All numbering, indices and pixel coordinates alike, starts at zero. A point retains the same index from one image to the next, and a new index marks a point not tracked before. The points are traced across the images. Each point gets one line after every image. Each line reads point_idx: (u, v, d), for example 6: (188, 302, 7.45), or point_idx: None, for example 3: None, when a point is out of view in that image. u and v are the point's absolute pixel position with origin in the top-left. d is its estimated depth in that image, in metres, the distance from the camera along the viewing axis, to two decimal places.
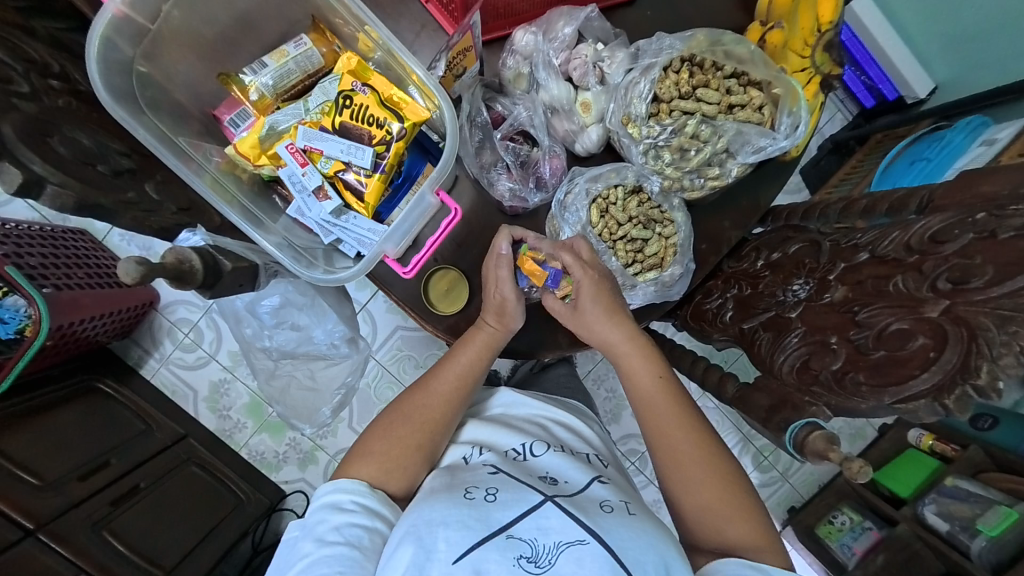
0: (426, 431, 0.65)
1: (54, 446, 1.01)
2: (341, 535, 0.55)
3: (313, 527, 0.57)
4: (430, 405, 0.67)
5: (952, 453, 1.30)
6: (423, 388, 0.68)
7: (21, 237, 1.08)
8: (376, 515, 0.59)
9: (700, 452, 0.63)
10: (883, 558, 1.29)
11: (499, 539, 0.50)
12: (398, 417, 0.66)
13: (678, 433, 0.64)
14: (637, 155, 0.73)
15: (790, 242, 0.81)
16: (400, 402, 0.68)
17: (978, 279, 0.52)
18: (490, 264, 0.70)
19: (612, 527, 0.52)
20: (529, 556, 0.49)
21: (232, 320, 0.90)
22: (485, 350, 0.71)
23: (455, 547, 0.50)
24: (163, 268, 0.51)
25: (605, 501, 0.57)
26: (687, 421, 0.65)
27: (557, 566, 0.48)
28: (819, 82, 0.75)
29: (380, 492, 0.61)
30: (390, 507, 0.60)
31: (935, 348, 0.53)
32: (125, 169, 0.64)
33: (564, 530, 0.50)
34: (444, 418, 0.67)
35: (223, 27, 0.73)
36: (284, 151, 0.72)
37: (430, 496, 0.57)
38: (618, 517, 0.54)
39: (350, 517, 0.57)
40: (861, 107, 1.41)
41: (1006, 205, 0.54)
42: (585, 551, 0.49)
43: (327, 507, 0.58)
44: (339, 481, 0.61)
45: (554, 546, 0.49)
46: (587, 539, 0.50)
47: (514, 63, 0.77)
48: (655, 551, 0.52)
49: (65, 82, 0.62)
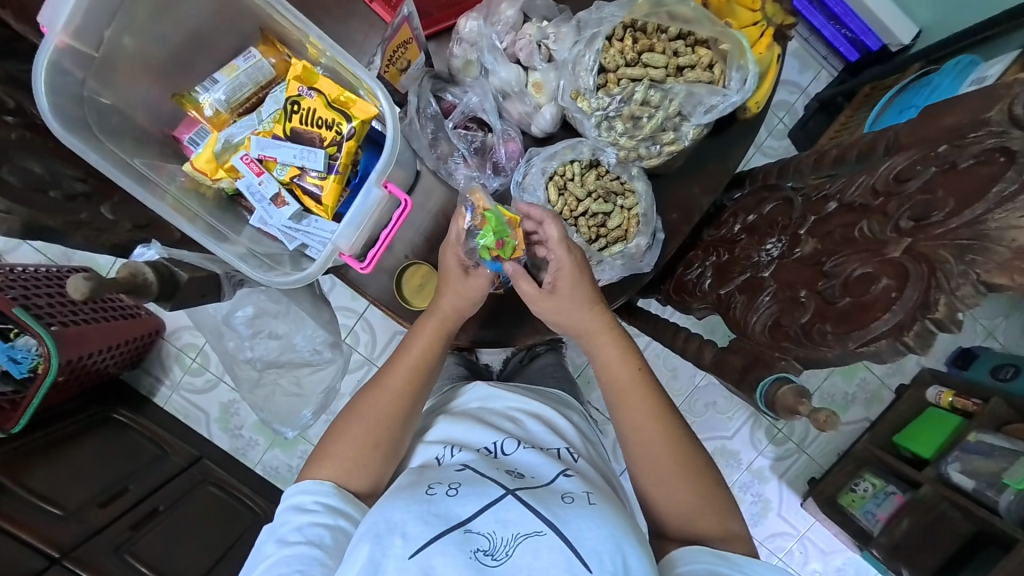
0: (382, 429, 0.66)
1: (72, 478, 1.04)
2: (302, 535, 0.58)
3: (278, 528, 0.60)
4: (385, 401, 0.68)
5: (974, 408, 1.24)
6: (380, 386, 0.69)
7: (26, 279, 1.11)
8: (339, 513, 0.61)
9: (670, 444, 0.64)
10: (908, 522, 1.25)
11: (457, 533, 0.53)
12: (355, 415, 0.67)
13: (651, 424, 0.64)
14: (591, 129, 0.71)
15: (764, 203, 0.79)
16: (354, 403, 0.69)
17: (939, 213, 0.50)
18: (447, 252, 0.70)
19: (571, 518, 0.54)
20: (486, 550, 0.52)
21: (214, 335, 0.92)
22: (435, 338, 0.72)
23: (412, 542, 0.53)
24: (117, 282, 0.53)
25: (568, 493, 0.59)
26: (660, 418, 0.65)
27: (513, 558, 0.51)
28: (772, 34, 0.73)
29: (343, 491, 0.63)
30: (354, 505, 0.62)
31: (897, 288, 0.52)
32: (80, 194, 0.66)
33: (523, 523, 0.53)
34: (401, 414, 0.68)
35: (173, 48, 0.74)
36: (240, 162, 0.73)
37: (392, 494, 0.60)
38: (579, 507, 0.56)
39: (312, 517, 0.60)
40: (846, 62, 1.36)
41: (966, 133, 0.50)
42: (542, 542, 0.51)
43: (291, 509, 0.61)
44: (305, 483, 0.63)
45: (511, 539, 0.52)
46: (545, 531, 0.52)
47: (461, 51, 0.75)
48: (611, 540, 0.53)
49: (22, 116, 0.63)
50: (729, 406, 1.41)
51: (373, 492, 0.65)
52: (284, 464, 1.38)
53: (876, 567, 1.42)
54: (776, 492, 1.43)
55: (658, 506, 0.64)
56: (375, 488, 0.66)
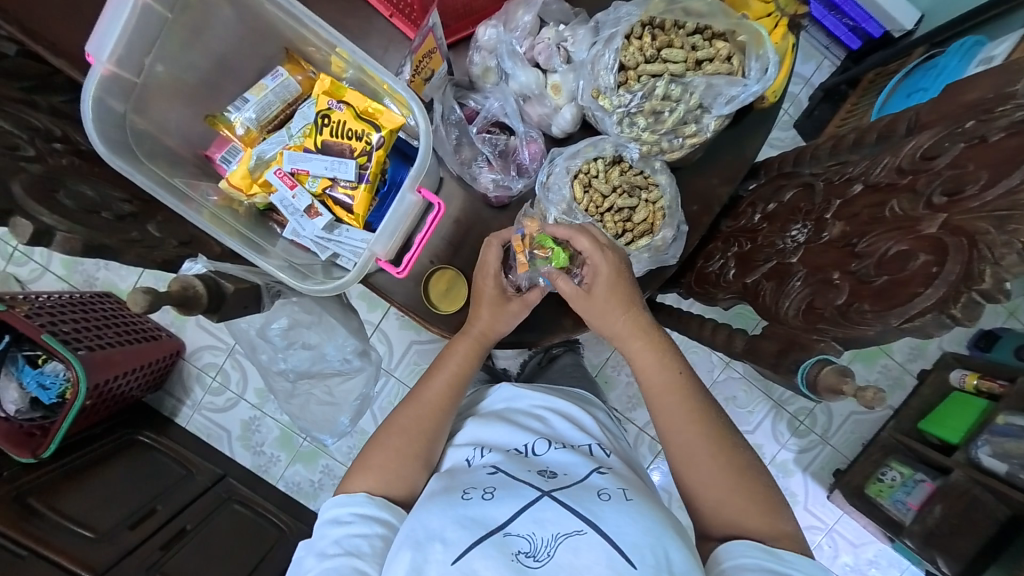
0: (419, 440, 0.67)
1: (103, 502, 1.05)
2: (341, 547, 0.59)
3: (317, 543, 0.60)
4: (419, 415, 0.69)
5: (1000, 389, 1.23)
6: (419, 398, 0.70)
7: (52, 307, 1.12)
8: (375, 520, 0.61)
9: (715, 456, 0.63)
10: (942, 509, 1.21)
11: (496, 537, 0.53)
12: (393, 429, 0.68)
13: (693, 426, 0.64)
14: (612, 126, 0.72)
15: (784, 190, 0.80)
16: (391, 419, 0.69)
17: (972, 186, 0.51)
18: (485, 275, 0.72)
19: (609, 515, 0.54)
20: (528, 551, 0.52)
21: (248, 347, 0.93)
22: (472, 355, 0.74)
23: (453, 547, 0.53)
24: (169, 296, 0.55)
25: (603, 489, 0.59)
26: (704, 424, 0.64)
27: (555, 558, 0.52)
28: (786, 24, 0.74)
29: (378, 498, 0.63)
30: (391, 510, 0.63)
31: (937, 263, 0.52)
32: (127, 214, 0.67)
33: (562, 522, 0.54)
34: (436, 424, 0.69)
35: (204, 72, 0.76)
36: (274, 177, 0.75)
37: (428, 500, 0.60)
38: (616, 504, 0.56)
39: (348, 528, 0.60)
40: (848, 51, 1.37)
41: (992, 107, 0.52)
42: (582, 541, 0.52)
43: (328, 523, 0.62)
44: (339, 496, 0.64)
45: (552, 539, 0.53)
46: (584, 529, 0.53)
47: (480, 59, 0.78)
48: (652, 534, 0.53)
49: (68, 143, 0.66)
50: (749, 398, 1.41)
51: (412, 496, 0.66)
52: (306, 479, 1.38)
53: (909, 558, 1.40)
54: (802, 486, 1.41)
55: (696, 504, 0.64)
56: (412, 494, 0.66)
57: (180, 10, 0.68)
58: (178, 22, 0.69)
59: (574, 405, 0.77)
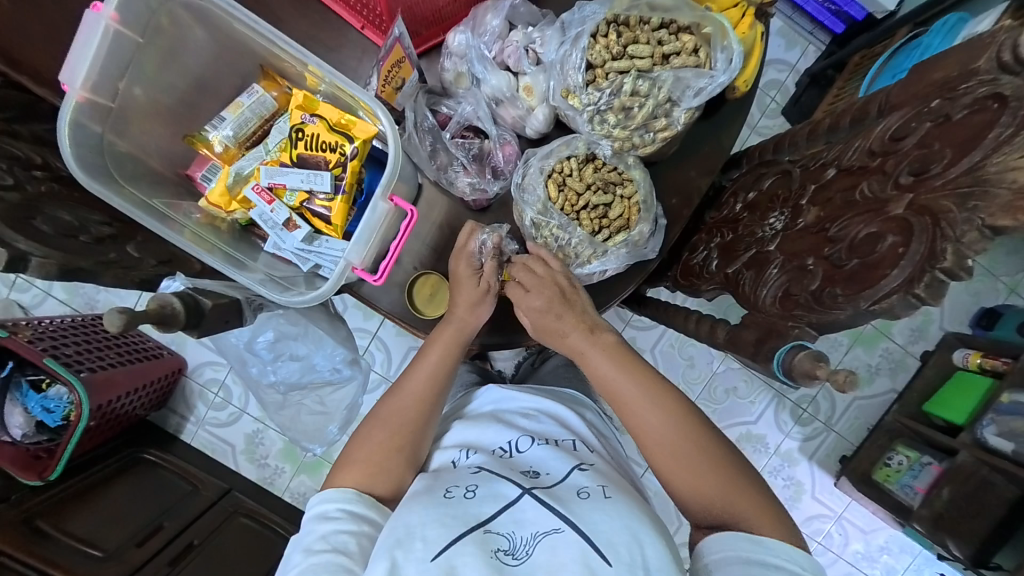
0: (403, 435, 0.68)
1: (109, 521, 1.06)
2: (327, 543, 0.59)
3: (303, 538, 0.60)
4: (404, 408, 0.69)
5: (1003, 367, 1.19)
6: (401, 392, 0.71)
7: (53, 332, 1.14)
8: (361, 519, 0.62)
9: (674, 432, 0.63)
10: (948, 491, 1.19)
11: (477, 533, 0.54)
12: (377, 423, 0.68)
13: (644, 402, 0.64)
14: (583, 124, 0.73)
15: (763, 178, 0.80)
16: (376, 412, 0.70)
17: (937, 165, 0.51)
18: (459, 260, 0.75)
19: (587, 512, 0.55)
20: (507, 549, 0.53)
21: (238, 362, 0.96)
22: (452, 347, 0.73)
23: (433, 544, 0.53)
24: (146, 314, 0.56)
25: (582, 488, 0.59)
26: (662, 401, 0.64)
27: (533, 557, 0.52)
28: (753, 13, 0.74)
29: (366, 496, 0.64)
30: (377, 509, 0.63)
31: (903, 243, 0.52)
32: (106, 236, 0.69)
33: (541, 521, 0.55)
34: (420, 419, 0.69)
35: (181, 92, 0.77)
36: (252, 193, 0.77)
37: (411, 499, 0.60)
38: (593, 501, 0.57)
39: (335, 524, 0.60)
40: (832, 35, 1.37)
41: (957, 85, 0.52)
42: (559, 539, 0.52)
43: (315, 518, 0.62)
44: (326, 491, 0.64)
45: (531, 538, 0.54)
46: (561, 528, 0.53)
47: (452, 64, 0.79)
48: (628, 530, 0.54)
49: (48, 171, 0.69)
50: (750, 389, 1.40)
51: (400, 498, 0.66)
52: (310, 488, 1.40)
53: (920, 543, 1.39)
54: (807, 474, 1.41)
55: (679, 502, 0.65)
56: (397, 491, 0.67)
57: (152, 34, 0.70)
58: (153, 45, 0.71)
59: (560, 404, 0.78)
